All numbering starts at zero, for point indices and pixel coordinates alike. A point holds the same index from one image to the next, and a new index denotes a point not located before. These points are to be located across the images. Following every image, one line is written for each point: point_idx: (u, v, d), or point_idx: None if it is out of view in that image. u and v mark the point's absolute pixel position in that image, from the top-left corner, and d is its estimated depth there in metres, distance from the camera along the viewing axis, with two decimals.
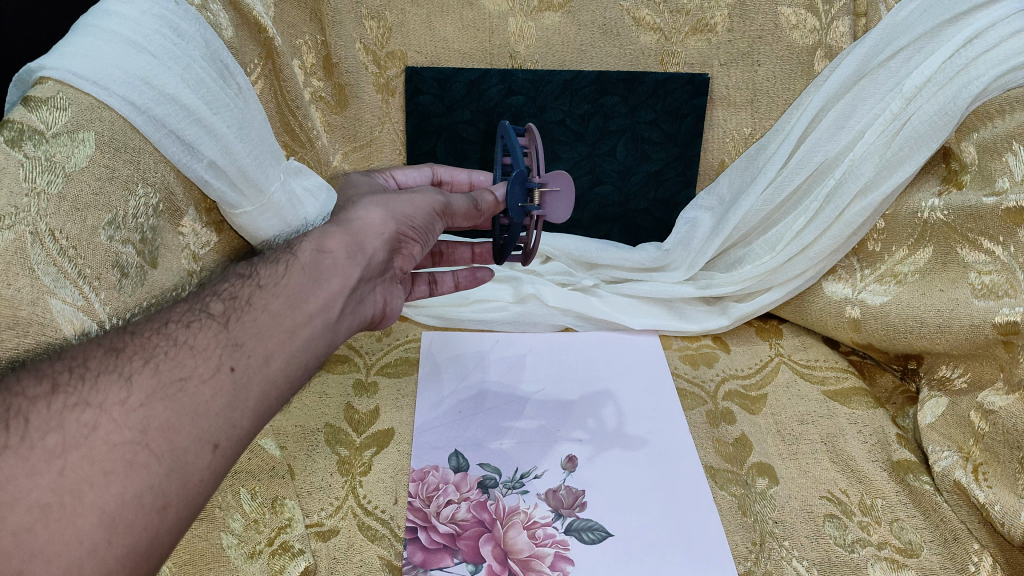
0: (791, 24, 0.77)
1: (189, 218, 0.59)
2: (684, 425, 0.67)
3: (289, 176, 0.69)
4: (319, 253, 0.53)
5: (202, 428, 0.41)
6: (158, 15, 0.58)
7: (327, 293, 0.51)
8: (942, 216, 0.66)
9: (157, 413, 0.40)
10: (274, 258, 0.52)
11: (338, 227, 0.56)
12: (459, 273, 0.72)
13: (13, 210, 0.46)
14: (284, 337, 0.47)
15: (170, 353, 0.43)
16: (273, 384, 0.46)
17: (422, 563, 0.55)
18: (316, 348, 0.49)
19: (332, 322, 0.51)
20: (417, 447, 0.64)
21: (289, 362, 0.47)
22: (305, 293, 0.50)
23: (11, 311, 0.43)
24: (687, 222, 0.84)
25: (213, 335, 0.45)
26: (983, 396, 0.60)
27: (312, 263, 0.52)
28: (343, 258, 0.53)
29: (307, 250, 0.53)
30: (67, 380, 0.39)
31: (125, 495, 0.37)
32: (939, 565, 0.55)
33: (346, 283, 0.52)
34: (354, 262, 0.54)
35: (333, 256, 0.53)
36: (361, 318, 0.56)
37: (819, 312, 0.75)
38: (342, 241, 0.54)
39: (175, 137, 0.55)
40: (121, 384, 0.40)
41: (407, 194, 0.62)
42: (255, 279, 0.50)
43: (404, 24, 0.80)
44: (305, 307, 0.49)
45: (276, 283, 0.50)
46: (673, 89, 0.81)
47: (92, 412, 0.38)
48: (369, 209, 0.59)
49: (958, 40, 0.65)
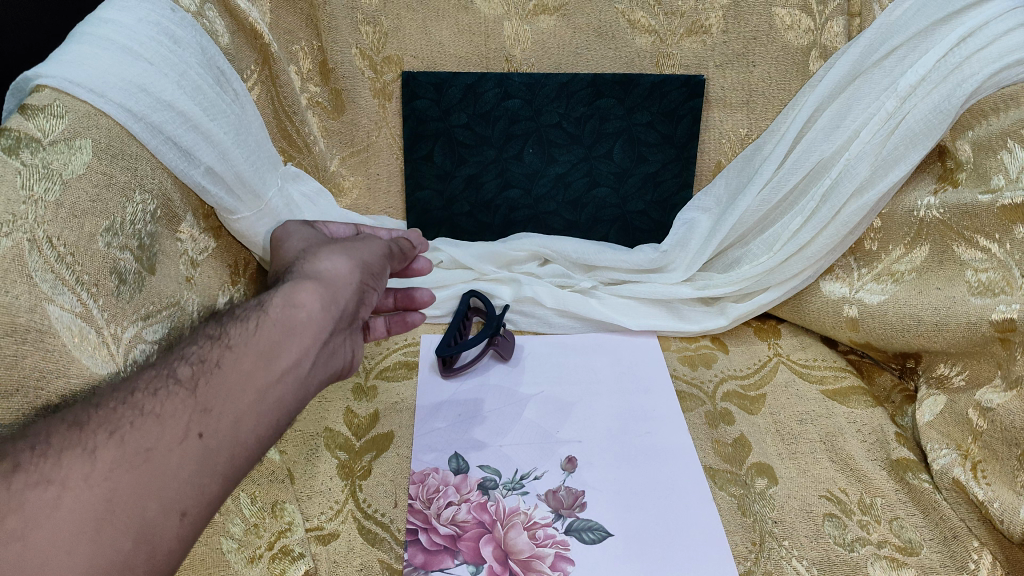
0: (785, 25, 0.78)
1: (187, 224, 0.60)
2: (681, 424, 0.67)
3: (286, 183, 0.72)
4: (291, 306, 0.51)
5: (171, 495, 0.42)
6: (155, 23, 0.59)
7: (300, 346, 0.50)
8: (938, 214, 0.66)
9: (122, 486, 0.40)
10: (243, 314, 0.51)
11: (308, 278, 0.54)
12: (390, 320, 0.71)
13: (10, 218, 0.45)
14: (253, 399, 0.47)
15: (135, 423, 0.42)
16: (244, 446, 0.46)
17: (422, 565, 0.55)
18: (286, 407, 0.49)
19: (303, 377, 0.51)
20: (418, 450, 0.64)
21: (258, 423, 0.47)
22: (276, 349, 0.49)
23: (9, 318, 0.43)
24: (683, 223, 0.84)
25: (181, 401, 0.44)
26: (982, 394, 0.60)
27: (283, 318, 0.51)
28: (318, 311, 0.52)
29: (277, 303, 0.51)
30: (28, 457, 0.39)
31: (90, 570, 0.38)
32: (939, 563, 0.55)
33: (318, 336, 0.52)
34: (328, 314, 0.53)
35: (307, 311, 0.52)
36: (333, 369, 0.55)
37: (817, 311, 0.75)
38: (315, 290, 0.53)
39: (172, 143, 0.57)
40: (85, 459, 0.40)
41: (364, 244, 0.62)
42: (225, 339, 0.49)
43: (400, 29, 0.80)
44: (275, 366, 0.49)
45: (247, 341, 0.49)
46: (669, 92, 0.81)
47: (56, 489, 0.38)
48: (333, 255, 0.58)
49: (951, 39, 0.66)
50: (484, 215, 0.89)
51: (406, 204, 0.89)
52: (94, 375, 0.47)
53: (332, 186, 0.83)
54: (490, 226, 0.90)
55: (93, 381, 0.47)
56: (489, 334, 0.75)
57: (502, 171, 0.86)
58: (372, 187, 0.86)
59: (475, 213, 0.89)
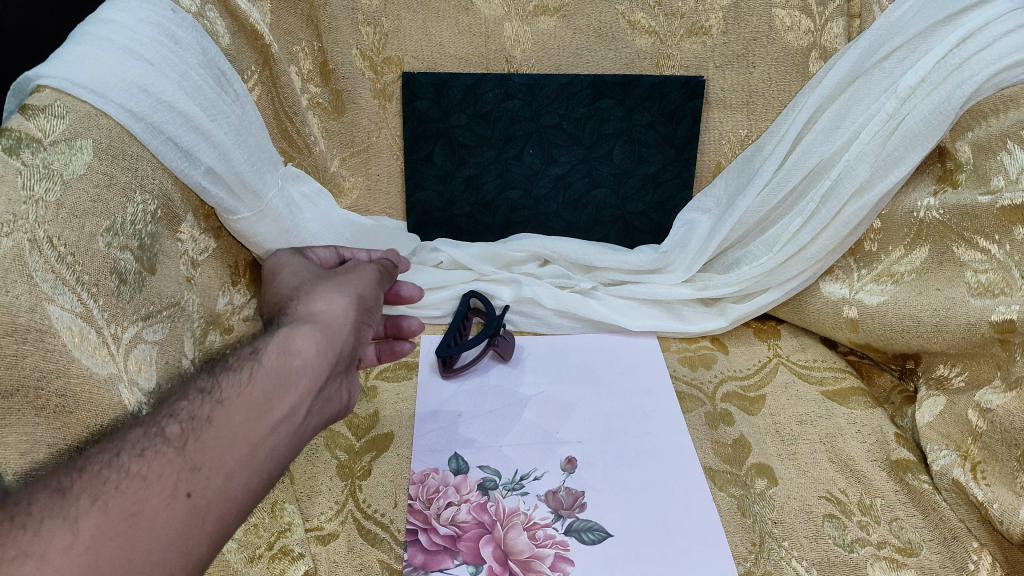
0: (785, 26, 0.78)
1: (188, 224, 0.60)
2: (681, 425, 0.67)
3: (287, 183, 0.72)
4: (286, 353, 0.49)
5: (155, 562, 0.39)
6: (156, 23, 0.59)
7: (295, 396, 0.48)
8: (938, 215, 0.66)
9: (105, 555, 0.38)
10: (236, 362, 0.48)
11: (303, 320, 0.52)
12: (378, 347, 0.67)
13: (11, 218, 0.45)
14: (245, 455, 0.44)
15: (120, 487, 0.40)
16: (235, 504, 0.43)
17: (422, 565, 0.55)
18: (279, 460, 0.47)
19: (298, 427, 0.48)
20: (418, 450, 0.64)
21: (250, 479, 0.45)
22: (270, 400, 0.47)
23: (10, 318, 0.43)
24: (683, 224, 0.84)
25: (169, 460, 0.42)
26: (981, 395, 0.60)
27: (278, 367, 0.48)
28: (314, 357, 0.50)
29: (272, 350, 0.49)
30: (7, 528, 0.37)
31: None
32: (938, 564, 0.55)
33: (314, 384, 0.49)
34: (326, 359, 0.50)
35: (302, 358, 0.49)
36: (328, 415, 0.52)
37: (817, 311, 0.75)
38: (311, 334, 0.50)
39: (172, 144, 0.57)
40: (66, 528, 0.38)
41: (359, 277, 0.59)
42: (216, 391, 0.46)
43: (401, 30, 0.80)
44: (269, 419, 0.46)
45: (239, 393, 0.46)
46: (669, 92, 0.82)
47: (34, 562, 0.36)
48: (327, 293, 0.55)
49: (950, 41, 0.66)
50: (484, 216, 0.89)
51: (406, 205, 0.89)
52: (94, 375, 0.46)
53: (333, 187, 0.83)
54: (490, 226, 0.90)
55: (92, 381, 0.46)
56: (489, 334, 0.75)
57: (503, 172, 0.86)
58: (372, 188, 0.87)
59: (475, 213, 0.89)
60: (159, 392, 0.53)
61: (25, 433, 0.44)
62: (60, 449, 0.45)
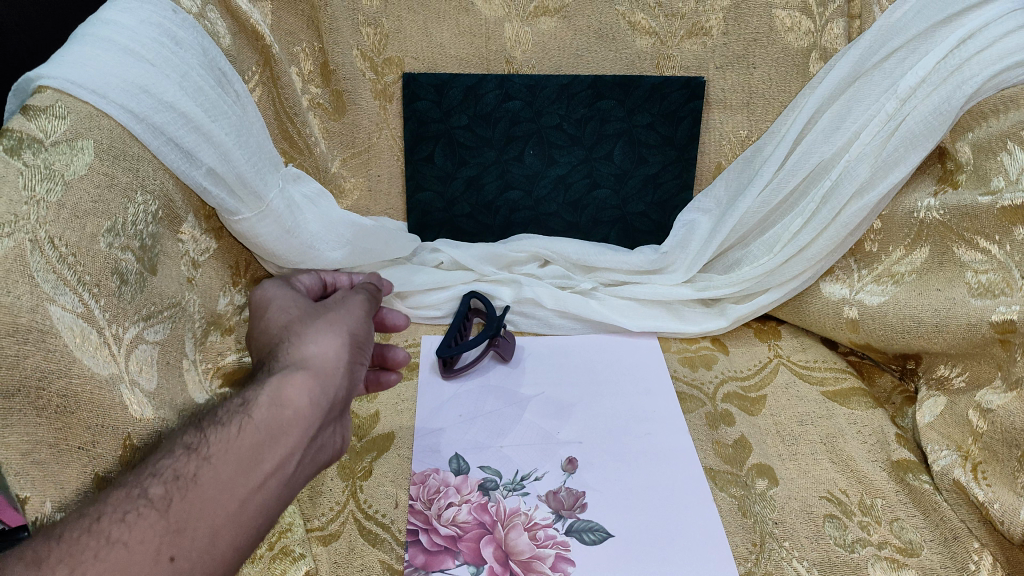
0: (786, 27, 0.78)
1: (188, 225, 0.61)
2: (681, 425, 0.67)
3: (287, 183, 0.72)
4: (277, 404, 0.46)
5: None
6: (157, 24, 0.60)
7: (285, 447, 0.45)
8: (938, 216, 0.66)
9: None
10: (224, 414, 0.46)
11: (295, 365, 0.49)
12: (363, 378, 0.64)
13: (13, 218, 0.45)
14: (233, 513, 0.42)
15: (101, 555, 0.38)
16: (221, 566, 0.41)
17: (423, 566, 0.55)
18: (269, 515, 0.44)
19: (289, 479, 0.46)
20: (418, 451, 0.64)
21: (238, 538, 0.42)
22: (259, 454, 0.44)
23: (11, 318, 0.42)
24: (684, 224, 0.84)
25: (152, 524, 0.39)
26: (982, 396, 0.60)
27: (268, 419, 0.45)
28: (307, 405, 0.47)
29: (263, 401, 0.46)
30: None
31: None
32: (939, 564, 0.55)
33: (306, 434, 0.47)
34: (319, 409, 0.48)
35: (295, 407, 0.47)
36: (320, 463, 0.50)
37: (817, 312, 0.75)
38: (304, 381, 0.48)
39: (173, 145, 0.57)
40: None
41: (351, 312, 0.56)
42: (203, 447, 0.44)
43: (401, 31, 0.80)
44: (258, 473, 0.44)
45: (228, 448, 0.44)
46: (669, 93, 0.82)
47: None
48: (318, 333, 0.52)
49: (950, 42, 0.66)
50: (485, 217, 0.89)
51: (406, 205, 0.89)
52: (95, 375, 0.46)
53: (333, 188, 0.84)
54: (490, 227, 0.90)
55: (94, 381, 0.46)
56: (489, 334, 0.74)
57: (503, 173, 0.87)
58: (372, 188, 0.87)
59: (476, 214, 0.89)
60: (160, 392, 0.53)
61: (25, 434, 0.42)
62: (61, 449, 0.44)
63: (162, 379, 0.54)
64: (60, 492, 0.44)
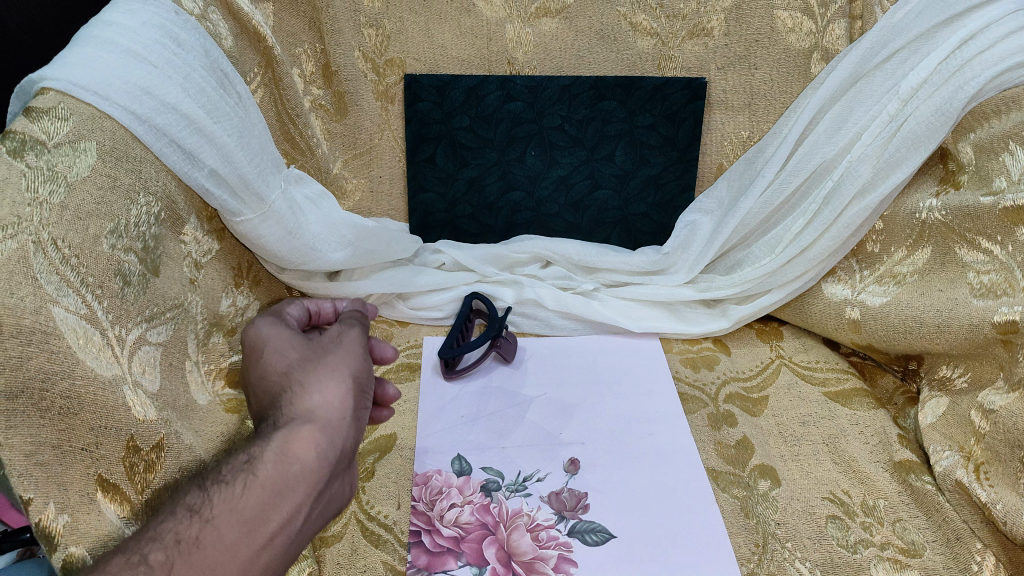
0: (787, 28, 0.78)
1: (191, 226, 0.61)
2: (684, 425, 0.67)
3: (289, 185, 0.72)
4: (283, 460, 0.45)
5: None
6: (159, 26, 0.60)
7: (292, 503, 0.44)
8: (940, 216, 0.66)
9: None
10: (229, 471, 0.44)
11: (299, 417, 0.47)
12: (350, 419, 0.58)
13: (16, 219, 0.45)
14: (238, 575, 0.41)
15: None
16: None
17: (425, 567, 0.55)
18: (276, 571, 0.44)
19: (297, 533, 0.45)
20: (420, 452, 0.64)
21: None
22: (265, 511, 0.43)
23: (13, 320, 0.42)
24: (685, 225, 0.84)
25: None
26: (984, 396, 0.60)
27: (274, 476, 0.44)
28: (313, 459, 0.46)
29: (268, 457, 0.45)
30: None
31: None
32: (941, 565, 0.55)
33: (314, 488, 0.45)
34: (327, 463, 0.46)
35: (300, 463, 0.45)
36: (330, 512, 0.49)
37: (819, 312, 0.75)
38: (310, 434, 0.46)
39: (176, 146, 0.58)
40: None
41: (351, 352, 0.53)
42: (207, 507, 0.42)
43: (403, 32, 0.80)
44: (264, 531, 0.43)
45: (232, 508, 0.42)
46: (670, 94, 0.82)
47: None
48: (321, 380, 0.49)
49: (951, 42, 0.66)
50: (487, 217, 0.89)
51: (407, 206, 0.89)
52: (99, 377, 0.46)
53: (335, 189, 0.84)
54: (492, 228, 0.90)
55: (98, 382, 0.46)
56: (490, 335, 0.74)
57: (505, 173, 0.87)
58: (374, 189, 0.87)
59: (477, 215, 0.89)
60: (162, 393, 0.53)
61: (28, 435, 0.42)
62: (64, 451, 0.44)
63: (165, 381, 0.54)
64: (62, 493, 0.43)
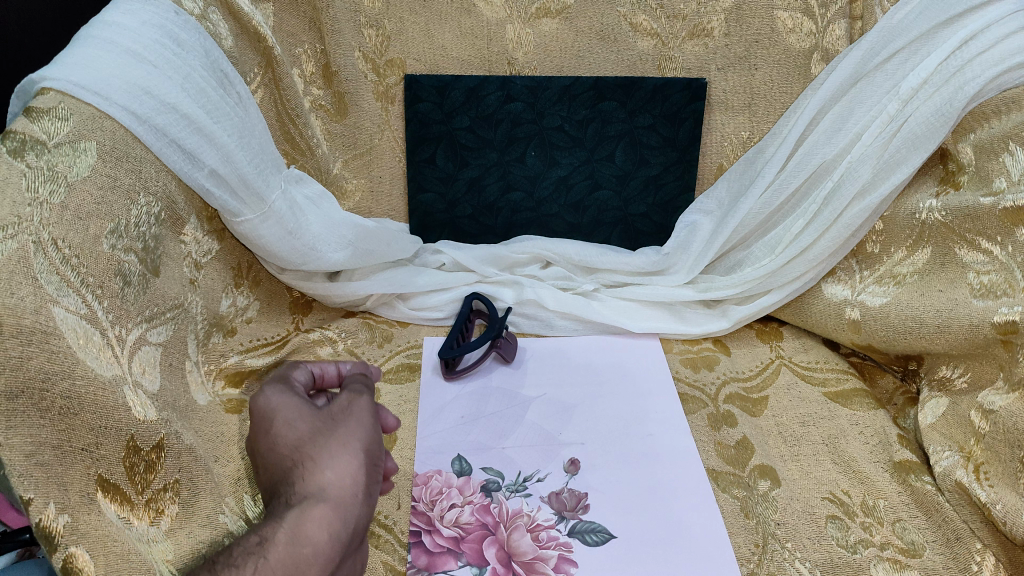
0: (787, 28, 0.78)
1: (190, 226, 0.61)
2: (683, 425, 0.67)
3: (290, 185, 0.72)
4: (294, 543, 0.40)
5: None
6: (159, 26, 0.60)
7: None
8: (940, 216, 0.66)
9: None
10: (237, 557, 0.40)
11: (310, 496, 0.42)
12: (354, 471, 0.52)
13: (16, 219, 0.45)
14: None
15: None
16: None
17: (425, 567, 0.55)
18: None
19: None
20: (419, 452, 0.64)
21: None
22: None
23: (14, 320, 0.42)
24: (686, 226, 0.84)
25: None
26: (984, 396, 0.60)
27: (286, 561, 0.40)
28: (326, 542, 0.41)
29: (280, 539, 0.40)
30: None
31: None
32: (941, 565, 0.55)
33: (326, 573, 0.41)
34: (340, 544, 0.42)
35: (313, 547, 0.41)
36: None
37: (819, 313, 0.75)
38: (322, 514, 0.42)
39: (176, 146, 0.58)
40: None
41: (363, 421, 0.47)
42: None
43: (403, 32, 0.80)
44: None
45: None
46: (671, 95, 0.82)
47: None
48: (333, 455, 0.44)
49: (952, 42, 0.66)
50: (487, 218, 0.89)
51: (407, 207, 0.89)
52: (99, 377, 0.46)
53: (335, 189, 0.84)
54: (492, 228, 0.90)
55: (98, 382, 0.46)
56: (491, 335, 0.75)
57: (505, 174, 0.87)
58: (374, 190, 0.86)
59: (477, 215, 0.89)
60: (162, 393, 0.53)
61: (29, 435, 0.41)
62: (65, 451, 0.43)
63: (165, 380, 0.55)
64: (63, 493, 0.41)
